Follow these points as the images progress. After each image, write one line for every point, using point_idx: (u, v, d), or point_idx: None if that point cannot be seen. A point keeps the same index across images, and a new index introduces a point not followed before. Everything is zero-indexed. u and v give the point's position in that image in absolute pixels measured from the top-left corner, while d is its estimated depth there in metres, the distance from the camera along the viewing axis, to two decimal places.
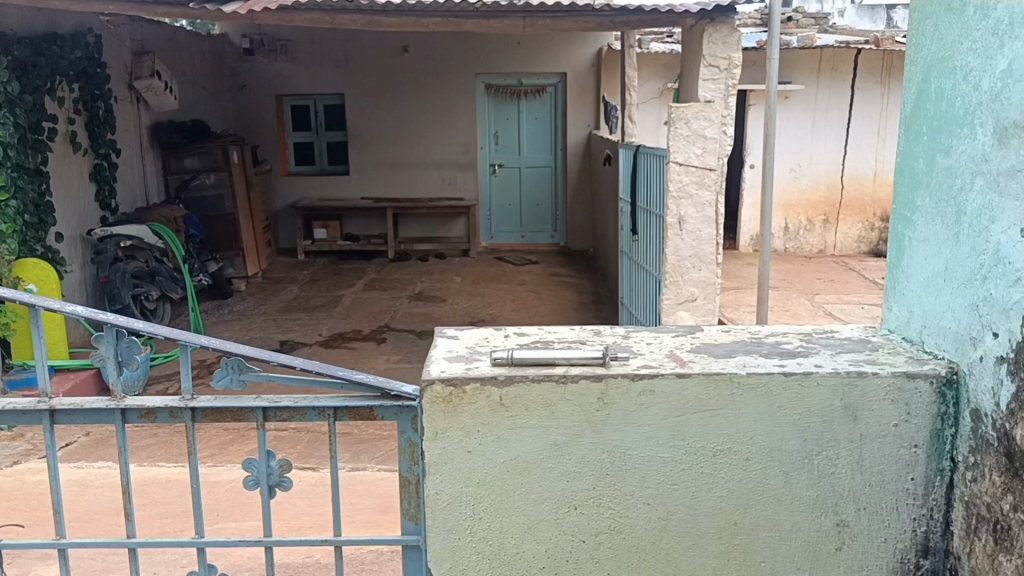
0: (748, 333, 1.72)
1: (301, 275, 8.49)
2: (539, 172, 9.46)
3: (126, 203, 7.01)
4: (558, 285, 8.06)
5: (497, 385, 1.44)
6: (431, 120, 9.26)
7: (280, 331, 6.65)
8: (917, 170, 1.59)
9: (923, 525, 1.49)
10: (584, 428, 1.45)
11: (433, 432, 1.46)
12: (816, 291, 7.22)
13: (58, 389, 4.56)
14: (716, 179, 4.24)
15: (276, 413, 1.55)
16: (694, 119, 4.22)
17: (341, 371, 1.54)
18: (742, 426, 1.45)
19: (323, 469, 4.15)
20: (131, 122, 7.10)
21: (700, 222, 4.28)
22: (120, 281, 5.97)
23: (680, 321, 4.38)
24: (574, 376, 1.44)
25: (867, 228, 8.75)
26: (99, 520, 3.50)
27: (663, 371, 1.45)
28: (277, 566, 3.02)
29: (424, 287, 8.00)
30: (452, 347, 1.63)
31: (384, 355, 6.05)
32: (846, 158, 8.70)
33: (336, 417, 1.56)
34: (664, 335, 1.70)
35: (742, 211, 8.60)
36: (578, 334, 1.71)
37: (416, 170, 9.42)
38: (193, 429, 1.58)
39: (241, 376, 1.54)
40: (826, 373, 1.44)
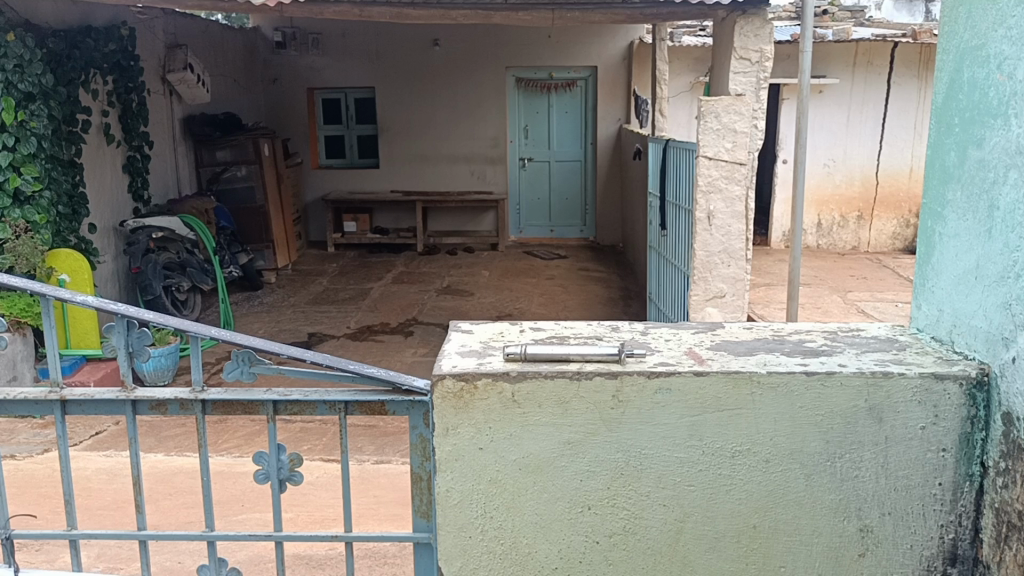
0: (770, 330, 1.67)
1: (331, 267, 8.51)
2: (568, 166, 9.41)
3: (159, 195, 7.07)
4: (587, 280, 8.00)
5: (508, 381, 1.41)
6: (461, 114, 9.23)
7: (308, 324, 6.67)
8: (948, 163, 1.53)
9: (952, 532, 1.44)
10: (597, 426, 1.42)
11: (444, 429, 1.43)
12: (849, 289, 7.10)
13: (91, 376, 4.67)
14: (746, 174, 4.16)
15: (286, 406, 1.53)
16: (725, 113, 4.12)
17: (352, 365, 1.52)
18: (762, 427, 1.41)
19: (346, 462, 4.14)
20: (164, 114, 7.15)
21: (730, 218, 4.22)
22: (152, 272, 6.00)
23: (708, 317, 4.30)
24: (588, 373, 1.41)
25: (902, 225, 8.60)
26: (126, 509, 3.53)
27: (680, 369, 1.41)
28: (298, 558, 3.02)
29: (452, 281, 7.98)
30: (465, 342, 1.60)
31: (411, 348, 6.05)
32: (882, 153, 8.54)
33: (346, 411, 1.53)
34: (683, 331, 1.66)
35: (775, 206, 8.49)
36: (594, 330, 1.67)
37: (445, 163, 9.40)
38: (204, 421, 1.56)
39: (251, 369, 1.52)
40: (851, 372, 1.39)
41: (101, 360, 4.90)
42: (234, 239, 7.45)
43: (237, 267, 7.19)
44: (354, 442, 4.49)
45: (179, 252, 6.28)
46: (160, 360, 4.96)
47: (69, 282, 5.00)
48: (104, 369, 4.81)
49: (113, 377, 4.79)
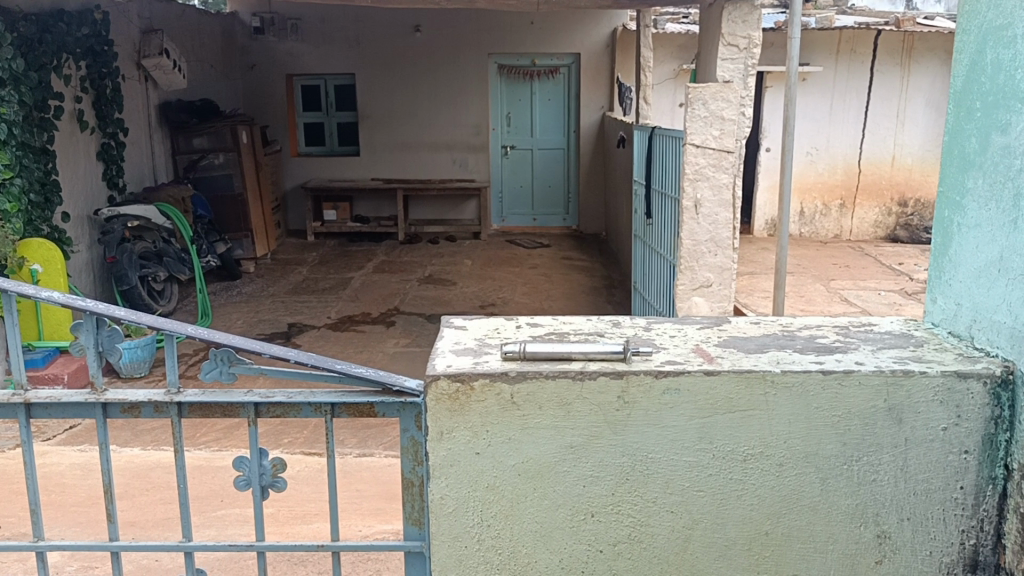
0: (779, 325, 1.59)
1: (310, 256, 8.38)
2: (551, 154, 9.31)
3: (134, 182, 6.91)
4: (570, 269, 7.92)
5: (507, 382, 1.33)
6: (443, 101, 9.11)
7: (287, 314, 6.55)
8: (968, 150, 1.45)
9: (973, 537, 1.36)
10: (601, 429, 1.33)
11: (438, 433, 1.35)
12: (832, 277, 7.07)
13: (65, 369, 4.54)
14: (734, 162, 4.07)
15: (268, 408, 1.44)
16: (712, 101, 4.00)
17: (340, 365, 1.43)
18: (776, 428, 1.33)
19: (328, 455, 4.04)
20: (139, 100, 6.98)
21: (717, 206, 4.12)
22: (128, 262, 5.83)
23: (693, 307, 4.23)
24: (592, 373, 1.32)
25: (884, 213, 8.59)
26: (101, 505, 3.41)
27: (689, 367, 1.33)
28: (279, 555, 2.93)
29: (434, 270, 7.88)
30: (459, 339, 1.51)
31: (393, 338, 5.95)
32: (864, 141, 8.51)
33: (333, 413, 1.44)
34: (688, 327, 1.58)
35: (758, 194, 8.43)
36: (595, 326, 1.59)
37: (427, 151, 9.28)
38: (180, 425, 1.47)
39: (230, 369, 1.42)
40: (869, 371, 1.31)
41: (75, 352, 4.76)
42: (212, 228, 7.30)
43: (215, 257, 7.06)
44: (336, 435, 4.39)
45: (156, 242, 6.18)
46: (136, 351, 4.83)
47: (41, 272, 4.85)
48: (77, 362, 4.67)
49: (88, 370, 4.66)
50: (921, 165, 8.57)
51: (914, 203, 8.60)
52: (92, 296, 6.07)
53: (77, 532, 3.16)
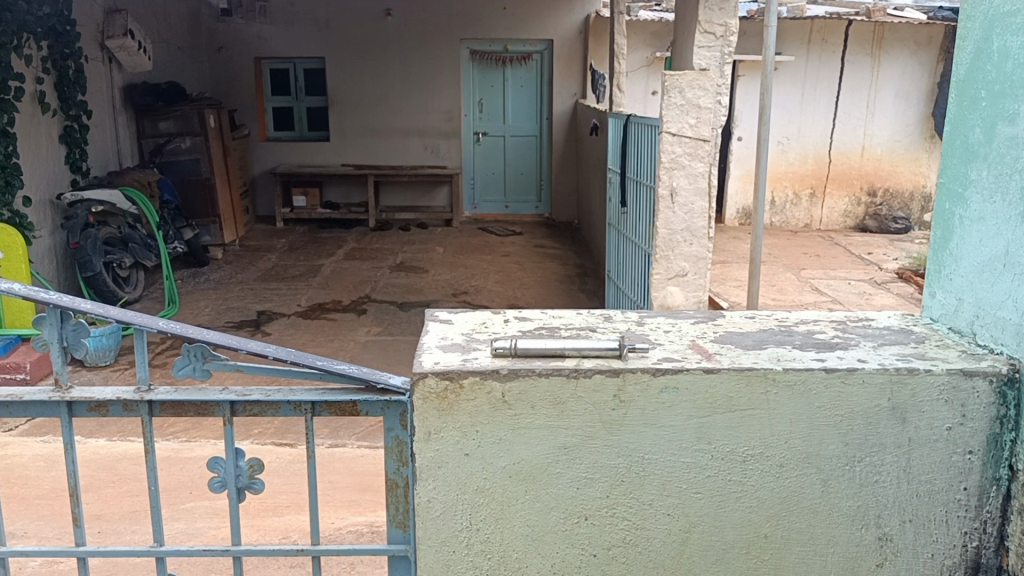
0: (775, 320, 1.54)
1: (280, 243, 8.24)
2: (523, 141, 9.23)
3: (98, 167, 6.73)
4: (543, 257, 7.87)
5: (498, 380, 1.26)
6: (415, 86, 8.98)
7: (257, 301, 6.43)
8: (972, 141, 1.41)
9: (975, 539, 1.33)
10: (596, 429, 1.28)
11: (425, 433, 1.28)
12: (802, 266, 7.07)
13: (28, 358, 4.40)
14: (710, 150, 3.90)
15: (245, 407, 1.36)
16: (688, 89, 3.81)
17: (321, 361, 1.35)
18: (776, 428, 1.28)
19: (300, 446, 3.96)
20: (103, 82, 6.80)
21: (693, 195, 3.95)
22: (91, 248, 5.70)
23: (668, 297, 4.05)
24: (586, 370, 1.26)
25: (853, 203, 8.62)
26: (65, 497, 3.31)
27: (688, 365, 1.28)
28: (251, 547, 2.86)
29: (406, 257, 7.78)
30: (445, 334, 1.45)
31: (364, 326, 5.85)
32: (835, 131, 8.51)
33: (313, 412, 1.37)
34: (682, 322, 1.53)
35: (730, 182, 8.42)
36: (587, 320, 1.53)
37: (398, 137, 9.15)
38: (151, 424, 1.38)
39: (205, 366, 1.35)
40: (873, 369, 1.27)
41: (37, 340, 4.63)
42: (178, 213, 7.15)
43: (182, 243, 6.91)
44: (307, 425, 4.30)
45: (120, 227, 6.09)
46: (101, 340, 4.69)
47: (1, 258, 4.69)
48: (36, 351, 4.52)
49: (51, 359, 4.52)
50: (890, 155, 8.58)
51: (883, 193, 8.64)
52: (56, 282, 5.92)
53: (39, 526, 3.06)
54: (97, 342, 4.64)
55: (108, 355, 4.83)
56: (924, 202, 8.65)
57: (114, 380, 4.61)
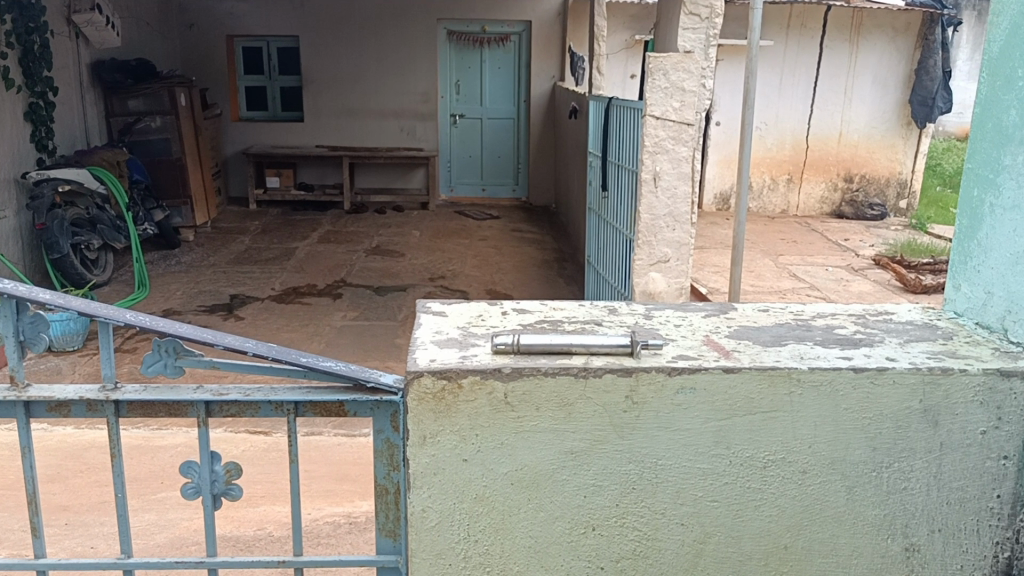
0: (790, 314, 1.45)
1: (253, 225, 8.06)
2: (501, 124, 9.08)
3: (65, 145, 6.53)
4: (520, 241, 7.76)
5: (501, 379, 1.16)
6: (392, 66, 8.80)
7: (230, 285, 6.27)
8: (1006, 125, 1.31)
9: (1007, 549, 1.25)
10: (606, 433, 1.18)
11: (420, 437, 1.18)
12: (780, 252, 7.01)
13: None
14: (695, 135, 3.54)
15: (221, 407, 1.23)
16: (673, 71, 3.47)
17: (305, 357, 1.23)
18: (801, 432, 1.19)
19: (274, 434, 3.83)
20: (69, 58, 6.58)
21: (676, 179, 3.61)
22: (58, 229, 5.51)
23: (650, 284, 3.72)
24: (596, 369, 1.16)
25: (830, 188, 8.43)
26: (31, 488, 3.18)
27: (706, 364, 1.18)
28: (225, 540, 2.75)
29: (382, 241, 7.63)
30: (439, 328, 1.34)
31: (340, 311, 5.72)
32: (812, 116, 8.28)
33: (296, 412, 1.25)
34: (692, 315, 1.43)
35: (707, 167, 8.28)
36: (590, 313, 1.43)
37: (374, 118, 8.98)
38: (118, 427, 1.26)
39: (177, 362, 1.23)
40: (905, 369, 1.18)
41: None
42: (148, 194, 6.95)
43: (153, 225, 6.72)
44: None
45: (88, 208, 5.91)
46: (68, 324, 4.55)
47: None
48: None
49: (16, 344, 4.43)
50: (867, 141, 8.39)
51: (860, 179, 8.46)
52: (21, 264, 5.73)
53: (5, 518, 2.92)
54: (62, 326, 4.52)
55: (76, 339, 4.70)
56: (900, 189, 8.49)
57: (82, 365, 4.45)
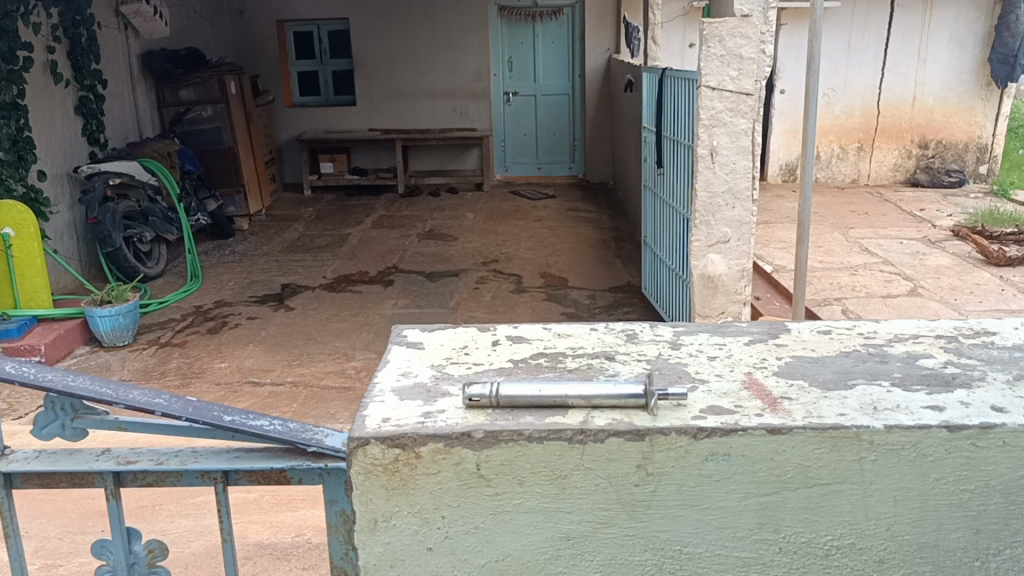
0: (861, 338, 1.14)
1: (306, 212, 7.87)
2: (554, 100, 8.52)
3: (118, 138, 6.40)
4: (576, 221, 7.42)
5: (471, 447, 0.88)
6: (442, 46, 8.26)
7: (281, 274, 6.10)
8: None
9: None
10: (613, 513, 0.90)
11: (372, 520, 0.92)
12: (850, 225, 6.55)
13: (43, 339, 4.33)
14: (756, 106, 3.14)
15: (133, 476, 0.98)
16: (729, 38, 3.06)
17: (231, 416, 0.98)
18: (873, 510, 0.90)
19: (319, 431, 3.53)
20: (118, 50, 6.45)
21: (735, 154, 3.22)
22: (110, 223, 5.40)
23: (710, 267, 3.33)
24: (598, 433, 0.88)
25: (903, 155, 7.79)
26: (69, 492, 2.98)
27: (745, 424, 0.88)
28: (261, 547, 2.45)
29: (435, 225, 7.38)
30: (408, 368, 1.07)
31: (391, 299, 5.50)
32: (884, 80, 7.64)
33: (226, 481, 0.98)
34: (732, 342, 1.13)
35: (771, 138, 7.82)
36: (602, 342, 1.14)
37: (426, 99, 8.45)
38: (12, 501, 1.01)
39: (75, 423, 0.98)
40: (1020, 427, 0.87)
41: (52, 320, 4.55)
42: (201, 183, 6.79)
43: (206, 215, 6.59)
44: (326, 407, 3.80)
45: (140, 200, 5.76)
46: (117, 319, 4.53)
47: (14, 235, 4.43)
48: (56, 330, 4.45)
49: (66, 340, 4.39)
50: (943, 105, 7.70)
51: (936, 145, 7.77)
52: (75, 259, 5.64)
53: (41, 525, 2.69)
54: (111, 321, 4.48)
55: (127, 334, 4.59)
56: (980, 153, 7.78)
57: (131, 361, 4.36)
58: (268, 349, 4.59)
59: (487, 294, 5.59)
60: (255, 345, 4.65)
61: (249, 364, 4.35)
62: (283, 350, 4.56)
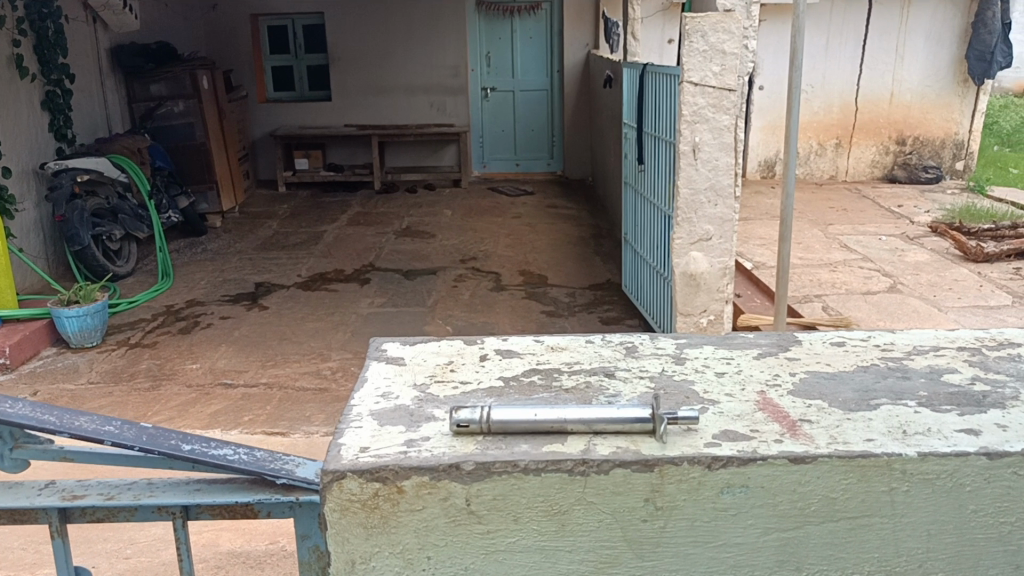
0: (878, 351, 1.06)
1: (281, 208, 7.72)
2: (532, 96, 8.42)
3: (86, 134, 6.23)
4: (555, 218, 7.33)
5: (459, 480, 0.79)
6: (419, 41, 8.14)
7: (255, 273, 5.96)
8: None
9: None
10: (618, 552, 0.81)
11: (349, 562, 0.83)
12: (829, 221, 6.51)
13: (7, 340, 4.19)
14: (739, 102, 3.05)
15: (81, 512, 0.88)
16: (712, 32, 2.98)
17: (191, 445, 0.88)
18: (905, 545, 0.81)
19: (293, 434, 3.41)
20: (87, 44, 6.27)
21: (718, 150, 3.13)
22: (78, 221, 5.23)
23: (692, 264, 3.24)
24: (601, 463, 0.79)
25: (881, 152, 7.77)
26: None
27: (766, 452, 0.80)
28: (233, 557, 2.28)
29: (412, 222, 7.26)
30: (388, 388, 0.97)
31: (367, 298, 5.38)
32: (862, 77, 7.60)
33: (186, 516, 0.89)
34: (740, 357, 1.05)
35: (750, 134, 7.76)
36: (599, 357, 1.05)
37: (403, 95, 8.32)
38: None
39: (16, 453, 0.88)
40: None
41: (17, 322, 4.40)
42: (173, 180, 6.63)
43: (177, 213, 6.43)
44: (301, 410, 3.68)
45: (109, 197, 5.61)
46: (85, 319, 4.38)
47: None
48: (21, 331, 4.30)
49: (32, 342, 4.26)
50: (921, 101, 7.68)
51: (913, 141, 7.76)
52: (42, 258, 5.47)
53: None
54: (77, 322, 4.32)
55: (94, 335, 4.43)
56: (956, 150, 7.77)
57: (100, 363, 4.22)
58: (242, 350, 4.46)
59: (466, 292, 5.49)
60: (227, 345, 4.52)
61: (222, 364, 4.22)
62: (256, 351, 4.43)
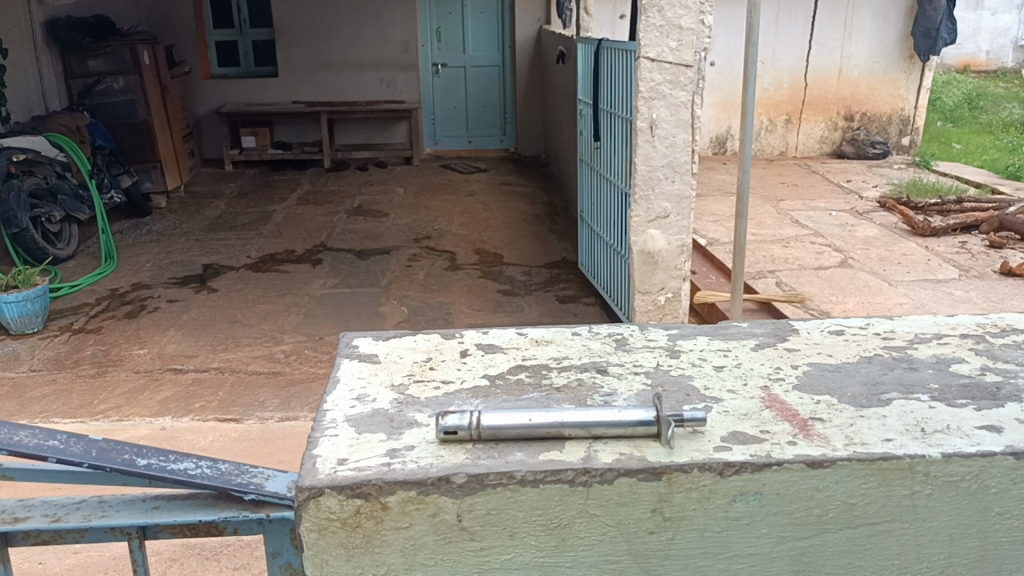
0: (878, 337, 1.03)
1: (229, 188, 7.51)
2: (484, 72, 8.29)
3: (21, 111, 5.95)
4: (509, 195, 7.26)
5: (451, 495, 0.77)
6: (367, 15, 7.95)
7: (201, 254, 5.78)
8: None
9: None
10: (624, 565, 0.81)
11: None
12: (780, 197, 6.53)
13: None
14: (696, 78, 2.98)
15: (26, 536, 0.79)
16: (669, 7, 2.90)
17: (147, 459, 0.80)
18: (927, 550, 0.83)
19: (244, 421, 3.29)
20: (19, 17, 5.96)
21: (675, 127, 3.06)
22: (15, 202, 4.99)
23: (649, 242, 3.19)
24: (604, 473, 0.77)
25: (830, 128, 7.81)
26: None
27: (780, 457, 0.79)
28: (188, 551, 2.17)
29: (363, 201, 7.12)
30: (362, 389, 0.92)
31: (319, 279, 5.25)
32: (811, 53, 7.60)
33: (143, 535, 0.80)
34: (735, 348, 1.01)
35: (702, 110, 7.74)
36: (586, 350, 1.00)
37: (352, 70, 8.14)
38: None
39: None
40: None
41: None
42: (114, 159, 6.39)
43: (119, 193, 6.22)
44: (253, 395, 3.57)
45: (47, 177, 5.38)
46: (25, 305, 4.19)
47: None
48: None
49: None
50: (868, 77, 7.73)
51: (861, 117, 7.81)
52: None
53: None
54: (17, 308, 4.14)
55: (36, 321, 4.26)
56: (903, 125, 7.86)
57: (41, 350, 4.04)
58: (190, 334, 4.31)
59: (420, 271, 5.39)
60: (175, 330, 4.36)
61: (170, 350, 4.07)
62: (205, 335, 4.29)
